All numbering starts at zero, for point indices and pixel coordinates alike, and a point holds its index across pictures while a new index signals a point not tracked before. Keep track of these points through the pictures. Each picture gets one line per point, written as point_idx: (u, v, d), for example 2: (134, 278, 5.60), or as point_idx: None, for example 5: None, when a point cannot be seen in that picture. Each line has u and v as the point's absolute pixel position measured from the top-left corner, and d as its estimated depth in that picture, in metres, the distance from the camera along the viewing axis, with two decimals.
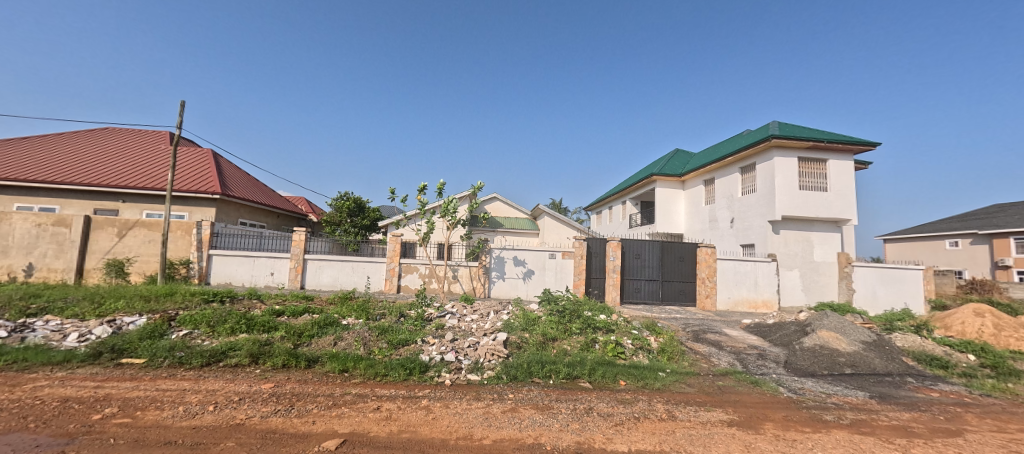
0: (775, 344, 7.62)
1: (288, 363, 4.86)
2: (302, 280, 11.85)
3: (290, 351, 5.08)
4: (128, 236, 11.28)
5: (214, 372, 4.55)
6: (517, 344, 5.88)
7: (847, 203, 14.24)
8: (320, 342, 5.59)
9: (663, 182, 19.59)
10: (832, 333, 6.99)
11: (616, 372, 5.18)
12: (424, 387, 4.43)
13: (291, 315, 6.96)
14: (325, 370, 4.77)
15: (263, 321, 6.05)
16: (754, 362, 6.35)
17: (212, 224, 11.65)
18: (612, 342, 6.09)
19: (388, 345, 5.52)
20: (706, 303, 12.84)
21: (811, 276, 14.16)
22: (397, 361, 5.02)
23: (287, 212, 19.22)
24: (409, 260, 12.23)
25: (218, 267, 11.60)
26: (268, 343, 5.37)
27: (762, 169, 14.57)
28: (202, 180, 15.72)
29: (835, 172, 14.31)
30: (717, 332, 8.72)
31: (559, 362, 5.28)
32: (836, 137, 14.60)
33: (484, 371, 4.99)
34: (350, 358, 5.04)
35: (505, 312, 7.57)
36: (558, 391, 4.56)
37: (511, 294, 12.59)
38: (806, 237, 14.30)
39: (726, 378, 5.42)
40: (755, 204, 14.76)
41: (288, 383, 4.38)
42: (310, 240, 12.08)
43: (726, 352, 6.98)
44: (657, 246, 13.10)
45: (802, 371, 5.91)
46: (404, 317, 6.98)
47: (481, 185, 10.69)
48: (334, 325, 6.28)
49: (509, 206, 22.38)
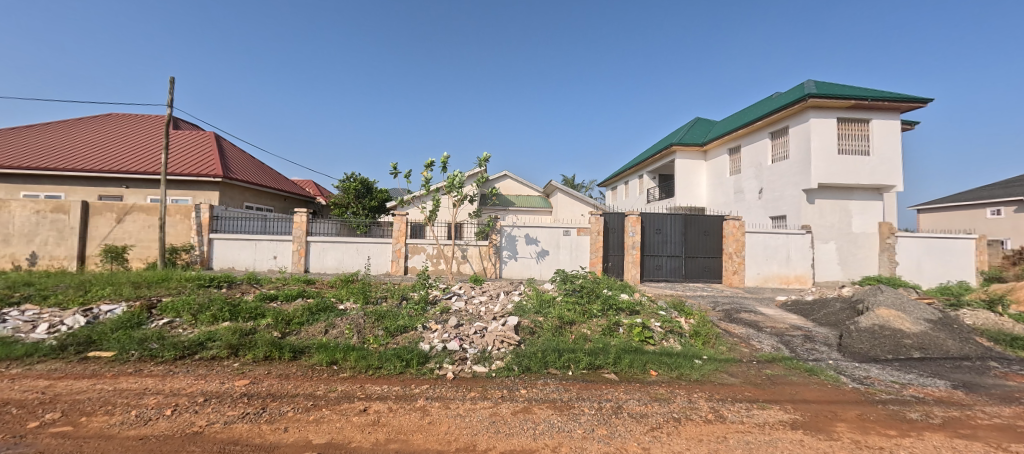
0: (822, 324, 6.77)
1: (270, 355, 4.32)
2: (305, 263, 11.39)
3: (274, 341, 4.52)
4: (127, 221, 10.95)
5: (187, 366, 4.03)
6: (530, 329, 5.20)
7: (892, 167, 12.87)
8: (310, 330, 5.00)
9: (683, 153, 18.37)
10: (892, 310, 6.08)
11: (646, 361, 4.47)
12: (421, 383, 3.81)
13: (284, 300, 6.43)
14: (312, 363, 4.19)
15: (249, 307, 5.50)
16: (803, 346, 5.55)
17: (211, 207, 11.22)
18: (638, 325, 5.35)
19: (384, 333, 4.90)
20: (734, 280, 11.97)
21: (849, 249, 13.04)
22: (393, 351, 4.41)
23: (294, 195, 18.81)
24: (415, 240, 11.63)
25: (220, 252, 11.24)
26: (251, 332, 4.82)
27: (796, 133, 13.28)
28: (203, 163, 15.32)
29: (879, 133, 12.90)
30: (752, 311, 7.92)
31: (579, 350, 4.58)
32: (881, 93, 13.11)
33: (492, 362, 4.33)
34: (341, 349, 4.46)
35: (517, 293, 6.90)
36: (579, 385, 3.87)
37: (524, 274, 11.93)
38: (844, 207, 13.10)
39: (774, 366, 4.64)
40: (788, 171, 13.54)
41: (267, 380, 3.80)
42: (313, 221, 11.58)
43: (767, 334, 6.18)
44: (680, 220, 12.16)
45: (862, 356, 5.09)
46: (405, 301, 6.36)
47: (489, 155, 9.85)
48: (328, 310, 5.71)
49: (520, 184, 21.65)
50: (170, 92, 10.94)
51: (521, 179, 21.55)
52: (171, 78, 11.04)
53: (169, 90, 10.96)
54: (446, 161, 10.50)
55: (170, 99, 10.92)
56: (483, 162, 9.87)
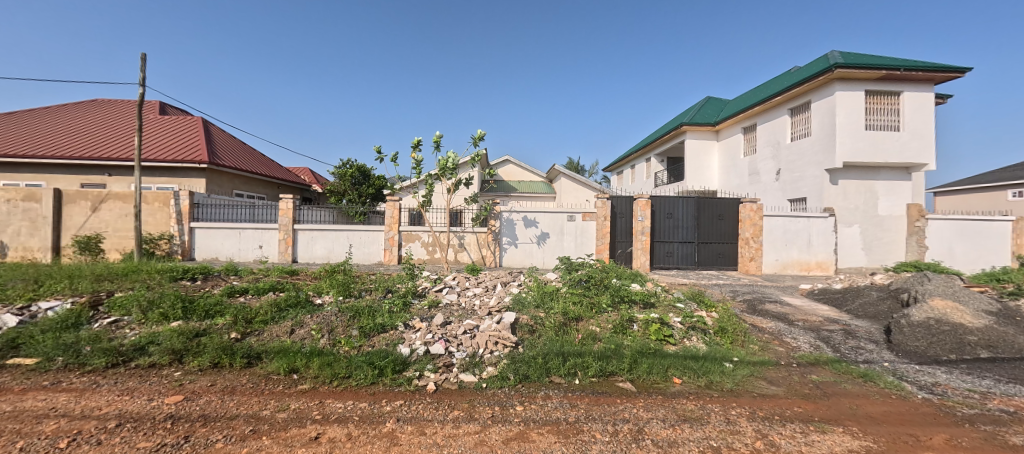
0: (860, 317, 5.99)
1: (219, 362, 3.65)
2: (293, 253, 10.73)
3: (225, 344, 3.86)
4: (103, 210, 10.31)
5: (116, 378, 3.38)
6: (529, 328, 4.48)
7: (925, 144, 11.81)
8: (273, 330, 4.28)
9: (694, 133, 17.37)
10: (948, 301, 5.28)
11: (665, 364, 3.75)
12: (394, 398, 3.11)
13: (254, 294, 5.73)
14: (267, 372, 3.54)
15: (207, 303, 4.80)
16: (846, 344, 4.79)
17: (190, 194, 10.52)
18: (655, 321, 4.59)
19: (358, 333, 4.18)
20: (750, 267, 11.19)
21: (875, 232, 12.13)
22: (365, 356, 3.71)
23: (286, 182, 18.08)
24: (409, 227, 10.89)
25: (202, 241, 10.59)
26: (201, 334, 4.11)
27: (819, 107, 12.26)
28: (188, 149, 14.61)
29: (912, 107, 11.80)
30: (776, 302, 7.15)
31: (587, 354, 3.84)
32: (914, 63, 11.98)
33: (482, 369, 3.62)
34: (303, 354, 3.78)
35: (516, 284, 6.15)
36: (587, 400, 3.15)
37: (525, 263, 11.22)
38: (869, 188, 12.15)
39: (820, 371, 3.91)
40: (809, 150, 12.58)
41: (207, 395, 3.13)
42: (300, 208, 10.87)
43: (800, 329, 5.41)
44: (692, 203, 11.33)
45: (920, 356, 4.33)
46: (390, 295, 5.64)
47: (484, 132, 9.06)
48: (300, 306, 5.01)
49: (522, 169, 20.92)
50: (141, 70, 10.11)
51: (523, 164, 20.76)
52: (143, 54, 10.17)
53: (141, 68, 10.11)
54: (437, 140, 9.70)
55: (141, 77, 10.09)
56: (478, 138, 9.05)
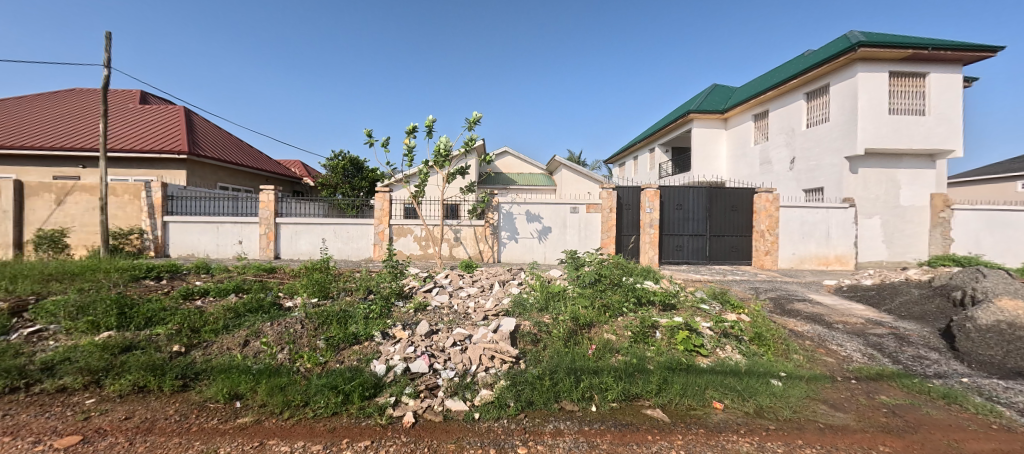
0: (905, 318, 5.30)
1: (146, 385, 2.92)
2: (275, 248, 9.98)
3: (155, 362, 3.12)
4: (68, 203, 9.53)
5: (5, 409, 2.64)
6: (532, 337, 3.74)
7: (953, 129, 11.02)
8: (222, 342, 3.54)
9: (701, 121, 16.56)
10: (1017, 302, 4.56)
11: (701, 383, 3.04)
12: (359, 438, 2.38)
13: (214, 296, 5.01)
14: (203, 399, 2.81)
15: (151, 307, 4.06)
16: (904, 353, 4.06)
17: (163, 186, 9.75)
18: (681, 327, 3.85)
19: (326, 345, 3.44)
20: (766, 262, 10.48)
21: (897, 223, 11.39)
22: (329, 376, 2.97)
23: (275, 175, 17.25)
24: (401, 221, 10.13)
25: (177, 237, 9.85)
26: (132, 348, 3.38)
27: (839, 90, 11.46)
28: (166, 139, 13.77)
29: (939, 89, 11.01)
30: (805, 301, 6.43)
31: (605, 372, 3.11)
32: (942, 42, 11.16)
33: (476, 393, 2.89)
34: (252, 373, 3.03)
35: (516, 283, 5.41)
36: (610, 437, 2.42)
37: (525, 258, 10.50)
38: (891, 177, 11.39)
39: (890, 390, 3.19)
40: (827, 136, 11.80)
41: (114, 435, 2.40)
42: (283, 200, 10.10)
43: (843, 333, 4.70)
44: (704, 193, 10.59)
45: (1001, 368, 3.60)
46: (370, 297, 4.90)
47: (480, 115, 8.25)
48: (265, 311, 4.29)
49: (522, 161, 20.10)
50: (106, 50, 9.24)
51: (522, 155, 19.94)
52: (107, 32, 9.27)
53: (105, 47, 9.23)
54: (431, 124, 8.87)
55: (106, 58, 9.21)
56: (474, 122, 8.26)
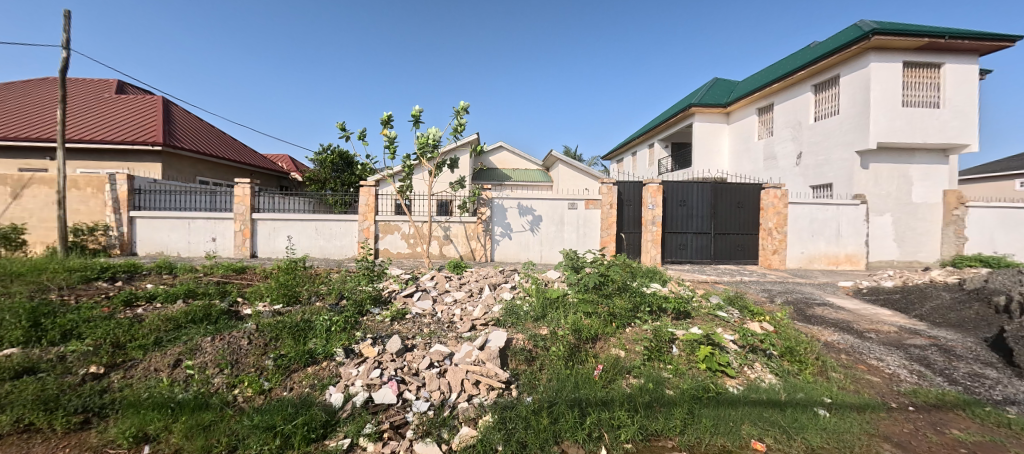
0: (941, 326, 4.77)
1: (32, 423, 2.28)
2: (252, 246, 9.31)
3: (49, 393, 2.47)
4: (24, 197, 8.79)
5: None
6: (526, 355, 3.15)
7: (968, 122, 10.51)
8: (149, 362, 2.90)
9: (703, 115, 15.99)
10: None
11: (735, 417, 2.45)
12: None
13: (162, 302, 4.35)
14: (101, 443, 2.17)
15: (76, 319, 3.42)
16: (959, 371, 3.49)
17: (129, 178, 9.02)
18: (702, 342, 3.27)
19: (274, 368, 2.81)
20: (773, 261, 9.96)
21: (909, 221, 10.90)
22: (268, 412, 2.33)
23: (259, 169, 16.50)
24: (387, 217, 9.47)
25: (145, 233, 9.15)
26: (34, 371, 2.74)
27: (850, 81, 10.92)
28: (140, 129, 13.00)
29: (954, 80, 10.51)
30: (826, 306, 5.87)
31: (618, 404, 2.51)
32: (957, 31, 10.64)
33: (454, 433, 2.28)
34: (172, 406, 2.39)
35: (509, 286, 4.79)
36: None
37: (520, 257, 9.90)
38: (903, 173, 10.89)
39: (960, 424, 2.62)
40: (837, 129, 11.26)
41: None
42: (259, 195, 9.40)
43: (879, 345, 4.14)
44: (709, 189, 10.02)
45: None
46: (342, 303, 4.28)
47: (468, 103, 7.62)
48: (214, 321, 3.66)
49: (517, 156, 19.42)
50: (65, 31, 8.49)
51: (518, 151, 19.29)
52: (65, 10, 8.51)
53: (63, 27, 8.47)
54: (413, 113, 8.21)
55: (65, 39, 8.46)
56: (462, 110, 7.63)
